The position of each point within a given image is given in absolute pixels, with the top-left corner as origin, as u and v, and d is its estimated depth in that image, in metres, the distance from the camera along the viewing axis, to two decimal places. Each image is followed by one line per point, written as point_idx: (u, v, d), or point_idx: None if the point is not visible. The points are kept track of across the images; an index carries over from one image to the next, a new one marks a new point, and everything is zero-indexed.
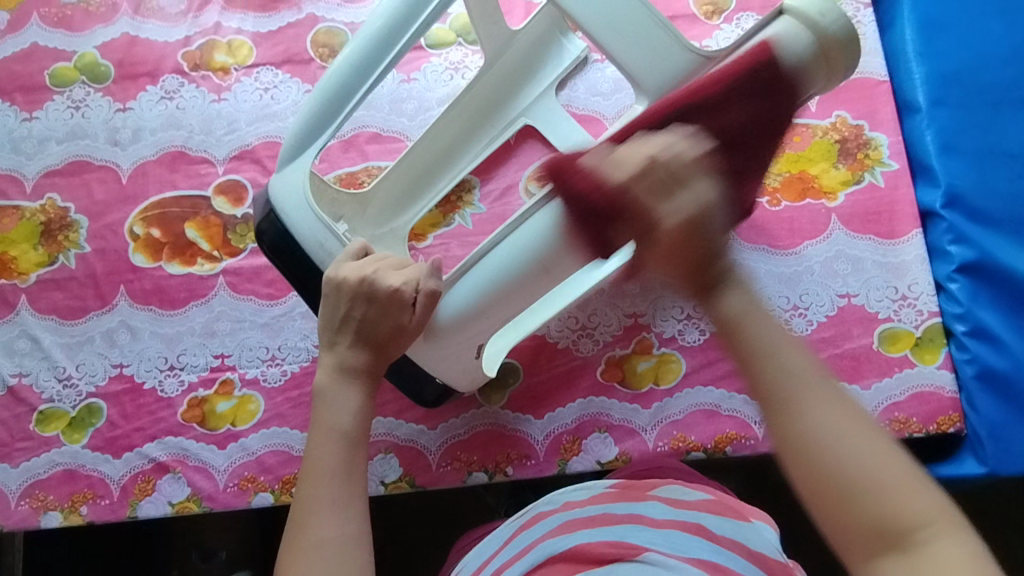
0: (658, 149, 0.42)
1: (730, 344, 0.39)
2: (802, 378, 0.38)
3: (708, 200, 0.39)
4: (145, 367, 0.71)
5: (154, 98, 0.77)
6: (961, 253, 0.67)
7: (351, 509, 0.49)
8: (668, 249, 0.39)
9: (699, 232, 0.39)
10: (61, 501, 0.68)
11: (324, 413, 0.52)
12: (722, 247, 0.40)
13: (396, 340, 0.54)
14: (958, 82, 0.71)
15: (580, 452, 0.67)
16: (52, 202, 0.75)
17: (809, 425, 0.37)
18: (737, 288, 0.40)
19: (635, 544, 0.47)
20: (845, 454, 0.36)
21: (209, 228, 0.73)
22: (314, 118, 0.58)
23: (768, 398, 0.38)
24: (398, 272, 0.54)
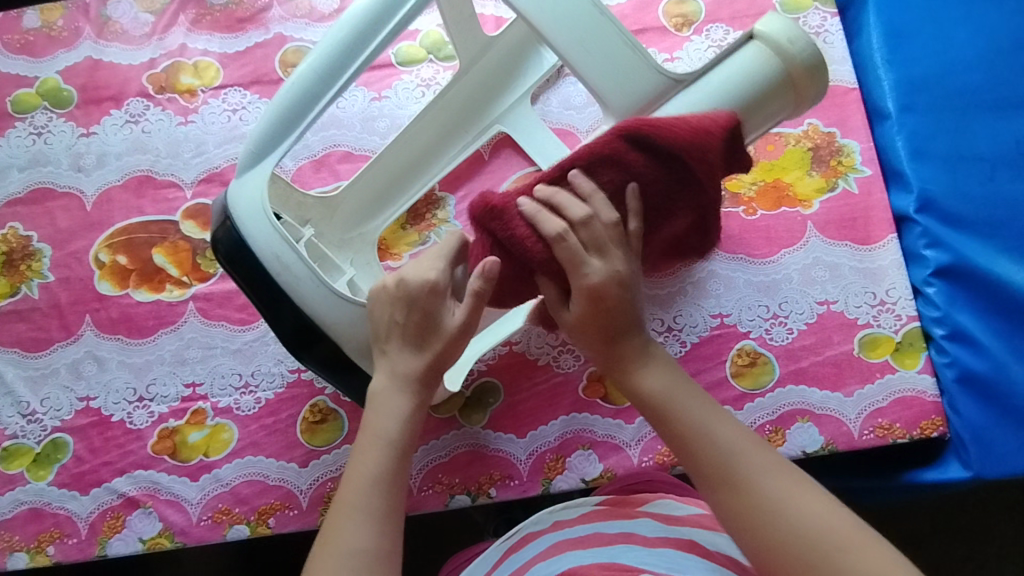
0: (625, 257, 0.50)
1: (657, 416, 0.49)
2: (734, 449, 0.46)
3: (600, 279, 0.49)
4: (112, 400, 0.68)
5: (119, 122, 0.75)
6: (937, 257, 0.67)
7: (386, 521, 0.48)
8: (586, 313, 0.50)
9: (602, 312, 0.50)
10: (27, 541, 0.65)
11: (373, 418, 0.51)
12: (630, 330, 0.51)
13: (449, 343, 0.52)
14: (925, 88, 0.71)
15: (564, 470, 0.66)
16: (14, 231, 0.73)
17: (750, 491, 0.44)
18: (656, 369, 0.50)
19: (628, 565, 0.48)
20: (792, 512, 0.43)
21: (177, 253, 0.72)
22: (275, 122, 0.56)
23: (710, 477, 0.45)
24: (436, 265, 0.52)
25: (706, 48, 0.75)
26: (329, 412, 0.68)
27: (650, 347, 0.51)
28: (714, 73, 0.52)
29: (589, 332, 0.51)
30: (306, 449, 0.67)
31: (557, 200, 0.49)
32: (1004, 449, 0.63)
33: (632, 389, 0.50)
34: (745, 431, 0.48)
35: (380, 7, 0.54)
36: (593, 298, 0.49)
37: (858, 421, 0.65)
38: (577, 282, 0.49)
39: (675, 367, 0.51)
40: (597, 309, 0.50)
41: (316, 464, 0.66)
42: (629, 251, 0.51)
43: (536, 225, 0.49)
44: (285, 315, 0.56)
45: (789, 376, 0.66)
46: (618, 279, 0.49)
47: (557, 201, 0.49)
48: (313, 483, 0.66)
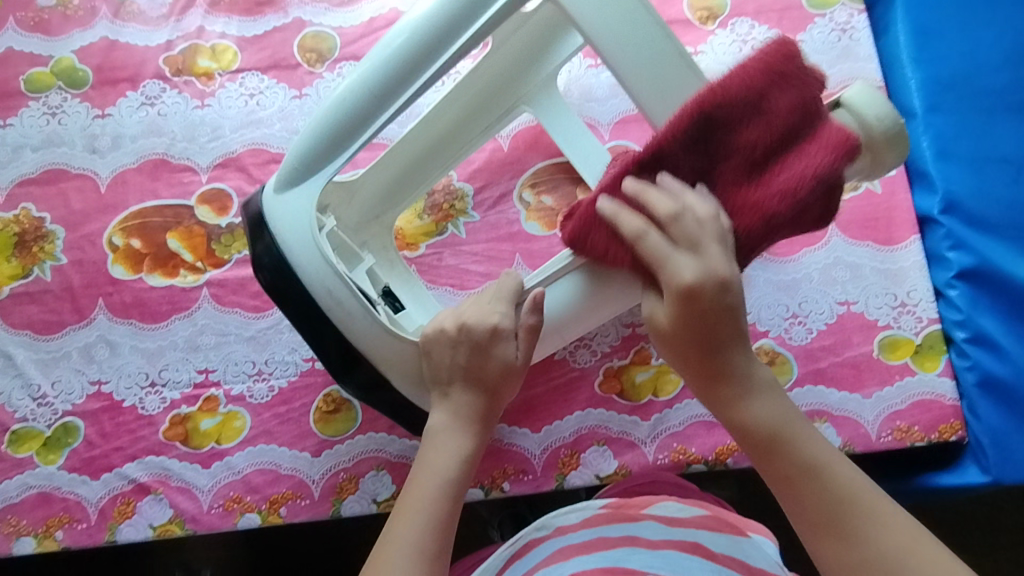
0: (722, 255, 0.47)
1: (764, 451, 0.48)
2: (848, 496, 0.45)
3: (689, 277, 0.46)
4: (124, 384, 0.68)
5: (134, 104, 0.75)
6: (960, 260, 0.67)
7: (436, 560, 0.48)
8: (681, 316, 0.48)
9: (710, 317, 0.47)
10: (36, 526, 0.65)
11: (432, 454, 0.53)
12: (735, 314, 0.48)
13: (506, 379, 0.54)
14: (953, 88, 0.70)
15: (578, 466, 0.66)
16: (27, 212, 0.72)
17: (864, 544, 0.44)
18: (762, 397, 0.48)
19: (633, 568, 0.49)
20: (908, 569, 0.43)
21: (192, 238, 0.71)
22: (326, 140, 0.55)
23: (815, 520, 0.46)
24: (489, 309, 0.54)
25: (731, 43, 0.74)
26: (342, 401, 0.67)
27: (759, 379, 0.49)
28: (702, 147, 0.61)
29: (689, 350, 0.49)
30: (319, 438, 0.66)
31: (650, 191, 0.48)
32: (1022, 453, 0.62)
33: (738, 416, 0.48)
34: (858, 473, 0.47)
35: (442, 27, 0.52)
36: (687, 299, 0.47)
37: (876, 423, 0.64)
38: (667, 280, 0.48)
39: (781, 392, 0.49)
40: (691, 325, 0.48)
41: (329, 454, 0.66)
42: (722, 241, 0.47)
43: (615, 224, 0.49)
44: (326, 339, 0.56)
45: (808, 376, 0.66)
46: (708, 278, 0.47)
47: (655, 189, 0.48)
48: (325, 472, 0.65)
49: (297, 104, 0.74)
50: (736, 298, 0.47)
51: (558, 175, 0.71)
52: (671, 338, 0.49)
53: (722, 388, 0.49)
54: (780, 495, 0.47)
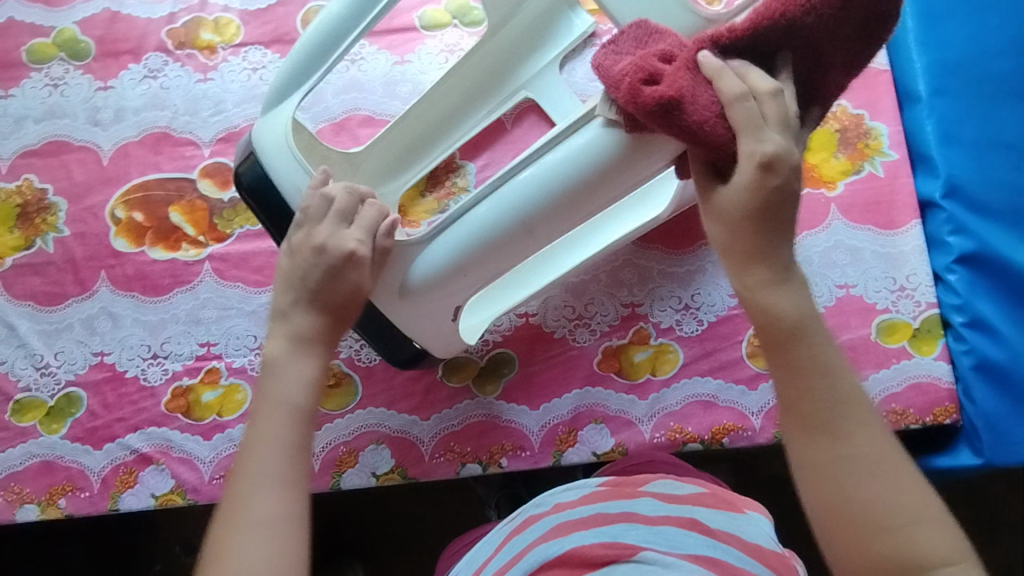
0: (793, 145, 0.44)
1: (778, 341, 0.44)
2: (849, 403, 0.43)
3: (772, 147, 0.42)
4: (127, 356, 0.68)
5: (136, 76, 0.74)
6: (960, 244, 0.67)
7: (294, 487, 0.47)
8: (750, 183, 0.43)
9: (778, 196, 0.43)
10: (39, 494, 0.65)
11: (272, 387, 0.51)
12: (791, 193, 0.43)
13: (350, 305, 0.54)
14: (958, 72, 0.70)
15: (575, 443, 0.66)
16: (29, 183, 0.72)
17: (853, 450, 0.42)
18: (791, 290, 0.44)
19: (631, 543, 0.48)
20: (887, 487, 0.42)
21: (194, 212, 0.71)
22: (305, 61, 0.56)
23: (812, 418, 0.43)
24: (356, 235, 0.53)
25: None
26: (343, 376, 0.68)
27: (791, 268, 0.45)
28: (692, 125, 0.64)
29: (742, 226, 0.44)
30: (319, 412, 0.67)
31: (722, 72, 0.44)
32: (1015, 436, 0.63)
33: (757, 300, 0.44)
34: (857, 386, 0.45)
35: None
36: (761, 169, 0.42)
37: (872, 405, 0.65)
38: (744, 145, 0.43)
39: (806, 290, 0.45)
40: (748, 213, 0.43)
41: (329, 428, 0.66)
42: (793, 138, 0.44)
43: (721, 78, 0.44)
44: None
45: None
46: (788, 155, 0.43)
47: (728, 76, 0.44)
48: (325, 446, 0.66)
49: None
50: (795, 180, 0.43)
51: None
52: (727, 207, 0.45)
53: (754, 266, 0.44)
54: (780, 387, 0.44)
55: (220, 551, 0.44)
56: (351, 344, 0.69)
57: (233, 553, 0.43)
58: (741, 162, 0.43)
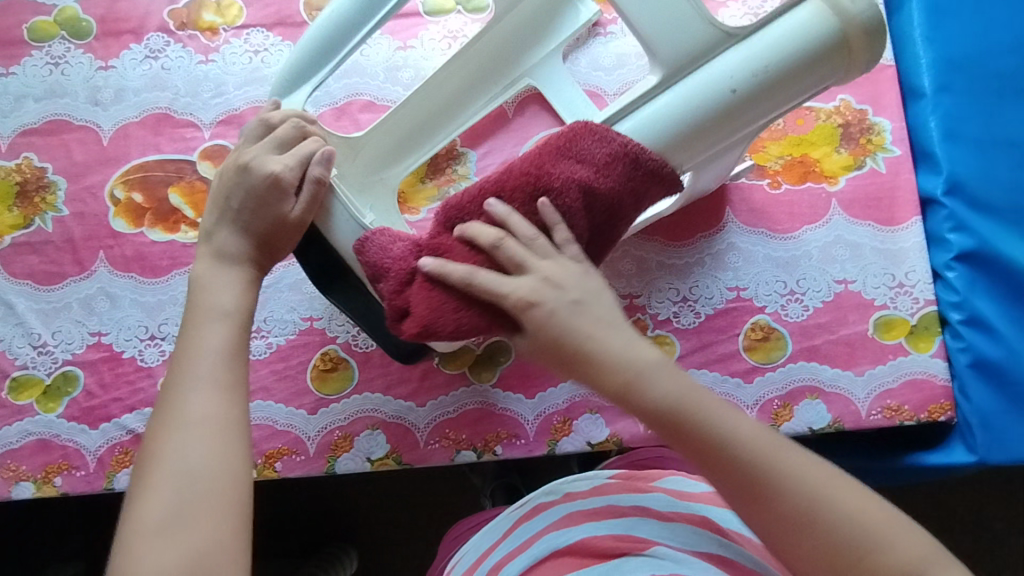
0: (584, 272, 0.49)
1: (676, 433, 0.45)
2: (761, 457, 0.44)
3: (561, 270, 0.48)
4: (124, 336, 0.68)
5: (138, 57, 0.74)
6: (961, 241, 0.67)
7: (230, 388, 0.45)
8: (548, 330, 0.46)
9: (574, 330, 0.46)
10: (35, 472, 0.66)
11: (204, 295, 0.48)
12: (584, 319, 0.46)
13: (281, 233, 0.51)
14: (964, 68, 0.70)
15: (571, 432, 0.66)
16: (28, 162, 0.72)
17: (787, 500, 0.43)
18: (665, 377, 0.46)
19: (643, 537, 0.49)
20: (838, 513, 0.42)
21: (193, 194, 0.71)
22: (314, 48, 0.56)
23: (737, 488, 0.44)
24: (282, 163, 0.52)
25: (743, 15, 0.74)
26: (339, 360, 0.68)
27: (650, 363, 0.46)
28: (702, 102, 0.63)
29: (561, 361, 0.47)
30: (316, 396, 0.67)
31: (509, 217, 0.49)
32: (1010, 435, 0.63)
33: (632, 396, 0.45)
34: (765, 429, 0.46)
35: None
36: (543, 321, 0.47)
37: (867, 401, 0.65)
38: (525, 281, 0.48)
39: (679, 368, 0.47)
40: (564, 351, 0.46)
41: (325, 412, 0.67)
42: (585, 268, 0.49)
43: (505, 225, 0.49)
44: (314, 251, 0.56)
45: (802, 352, 0.66)
46: (564, 282, 0.48)
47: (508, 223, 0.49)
48: (321, 430, 0.66)
49: None
50: (600, 297, 0.48)
51: None
52: (535, 353, 0.49)
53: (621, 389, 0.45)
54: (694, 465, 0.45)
55: (159, 452, 0.42)
56: (348, 330, 0.69)
57: (175, 452, 0.41)
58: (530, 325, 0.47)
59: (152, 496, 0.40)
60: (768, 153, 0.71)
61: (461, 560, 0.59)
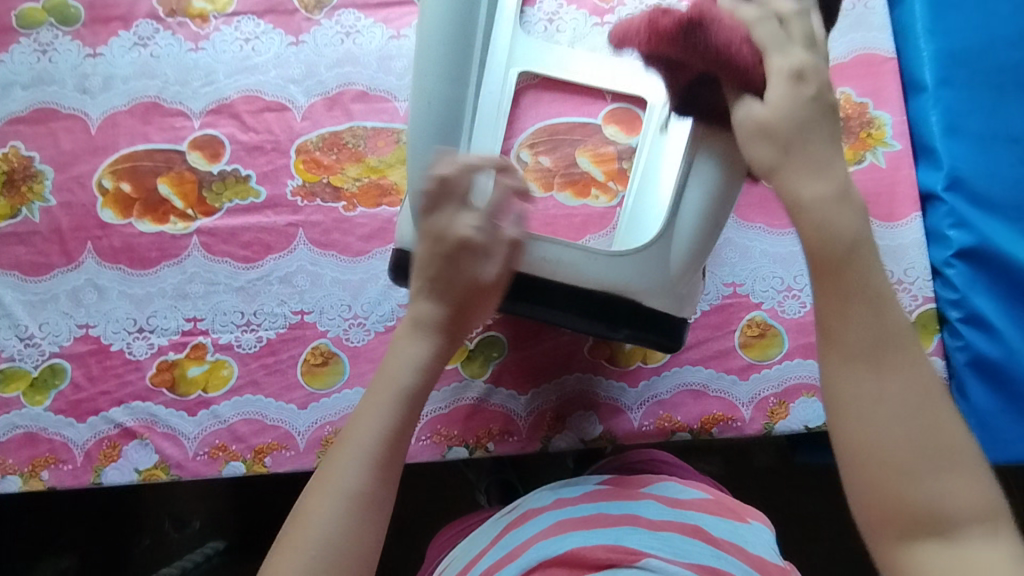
0: (815, 88, 0.44)
1: (824, 259, 0.41)
2: (896, 336, 0.40)
3: (801, 59, 0.44)
4: (112, 329, 0.67)
5: (126, 44, 0.73)
6: (961, 238, 0.65)
7: (385, 470, 0.49)
8: (781, 109, 0.43)
9: (799, 126, 0.43)
10: (21, 465, 0.65)
11: (392, 363, 0.53)
12: (813, 110, 0.43)
13: (476, 296, 0.53)
14: (965, 62, 0.69)
15: (564, 429, 0.66)
16: (15, 150, 0.71)
17: (891, 384, 0.40)
18: (844, 202, 0.42)
19: (633, 548, 0.49)
20: (921, 426, 0.39)
21: (183, 185, 0.70)
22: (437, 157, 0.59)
23: (857, 346, 0.40)
24: (478, 234, 0.51)
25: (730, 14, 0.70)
26: (330, 355, 0.67)
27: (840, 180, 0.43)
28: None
29: (768, 137, 0.43)
30: (306, 390, 0.66)
31: (774, 74, 0.44)
32: (1008, 435, 0.62)
33: (798, 209, 0.42)
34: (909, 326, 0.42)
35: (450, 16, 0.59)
36: (794, 82, 0.43)
37: None
38: (776, 61, 0.44)
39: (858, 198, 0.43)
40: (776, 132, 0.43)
41: (315, 407, 0.66)
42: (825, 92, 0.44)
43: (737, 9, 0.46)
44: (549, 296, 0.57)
45: (798, 349, 0.65)
46: (816, 70, 0.44)
47: (776, 83, 0.44)
48: (311, 425, 0.66)
49: (293, 51, 0.73)
50: (822, 105, 0.44)
51: (557, 134, 0.67)
52: (745, 136, 0.45)
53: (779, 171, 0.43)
54: (824, 306, 0.41)
55: (306, 516, 0.47)
56: (340, 324, 0.68)
57: (322, 516, 0.47)
58: (772, 82, 0.44)
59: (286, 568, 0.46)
60: None
61: (450, 562, 0.58)
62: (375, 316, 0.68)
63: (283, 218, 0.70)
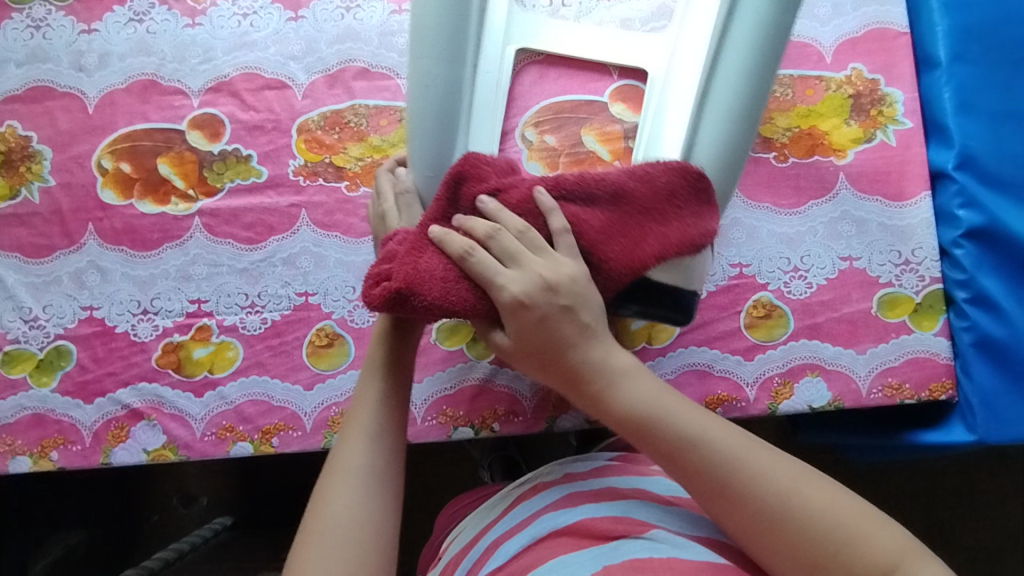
0: (557, 281, 0.49)
1: (636, 429, 0.49)
2: (722, 447, 0.47)
3: (528, 279, 0.49)
4: (117, 311, 0.67)
5: (122, 20, 0.71)
6: (970, 218, 0.65)
7: (385, 441, 0.53)
8: (521, 325, 0.49)
9: (544, 320, 0.48)
10: (31, 446, 0.65)
11: (372, 354, 0.57)
12: (574, 344, 0.49)
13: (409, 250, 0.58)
14: (980, 37, 0.67)
15: (568, 410, 0.66)
16: (12, 130, 0.70)
17: (749, 496, 0.45)
18: (629, 378, 0.49)
19: (642, 520, 0.49)
20: (800, 504, 0.45)
21: (183, 165, 0.69)
22: (438, 137, 0.58)
23: (704, 486, 0.47)
24: (400, 212, 0.58)
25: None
26: (335, 336, 0.67)
27: (599, 322, 0.50)
28: (735, 39, 0.58)
29: (542, 361, 0.50)
30: (312, 372, 0.66)
31: (495, 232, 0.50)
32: (1009, 414, 0.63)
33: (604, 403, 0.49)
34: (725, 424, 0.49)
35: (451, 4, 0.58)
36: (522, 309, 0.49)
37: (868, 379, 0.64)
38: (501, 294, 0.49)
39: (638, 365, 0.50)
40: (527, 316, 0.48)
41: (322, 388, 0.66)
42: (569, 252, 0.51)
43: (444, 244, 0.51)
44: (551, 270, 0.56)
45: (804, 330, 0.65)
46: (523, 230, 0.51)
47: (481, 231, 0.51)
48: (317, 406, 0.66)
49: (293, 27, 0.71)
50: (570, 320, 0.49)
51: (564, 113, 0.67)
52: (527, 353, 0.50)
53: (584, 385, 0.49)
54: (675, 473, 0.48)
55: (324, 496, 0.50)
56: (344, 305, 0.68)
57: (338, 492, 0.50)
58: (508, 316, 0.49)
59: (313, 547, 0.48)
60: (776, 125, 0.68)
61: (458, 537, 0.59)
62: None
63: (286, 199, 0.69)
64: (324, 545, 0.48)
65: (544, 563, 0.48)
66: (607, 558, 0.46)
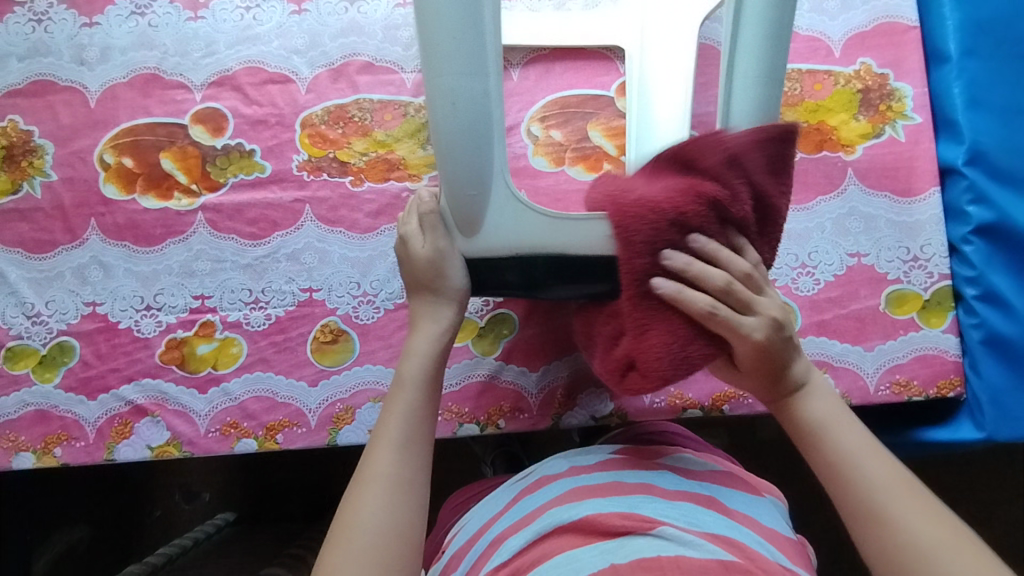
0: (778, 313, 0.53)
1: (811, 443, 0.53)
2: (885, 488, 0.50)
3: (772, 312, 0.52)
4: (120, 307, 0.67)
5: (123, 13, 0.70)
6: (980, 215, 0.64)
7: (410, 450, 0.52)
8: (756, 351, 0.52)
9: (775, 348, 0.53)
10: (34, 442, 0.65)
11: (404, 365, 0.55)
12: (790, 363, 0.54)
13: (432, 271, 0.56)
14: (991, 30, 0.66)
15: (573, 406, 0.66)
16: (13, 124, 0.69)
17: (903, 536, 0.48)
18: (817, 396, 0.54)
19: (648, 516, 0.49)
20: (954, 563, 0.46)
21: (186, 160, 0.69)
22: (473, 156, 0.53)
23: (861, 514, 0.49)
24: (423, 235, 0.56)
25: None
26: (340, 332, 0.67)
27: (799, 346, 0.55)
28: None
29: (759, 379, 0.54)
30: (316, 368, 0.66)
31: (690, 266, 0.50)
32: (1018, 411, 0.62)
33: (793, 412, 0.54)
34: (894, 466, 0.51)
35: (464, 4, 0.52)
36: (763, 342, 0.52)
37: (875, 376, 0.64)
38: (749, 328, 0.51)
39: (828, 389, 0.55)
40: (766, 349, 0.52)
41: (326, 384, 0.66)
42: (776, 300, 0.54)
43: (681, 301, 0.50)
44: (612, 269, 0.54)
45: (812, 327, 0.64)
46: (750, 278, 0.52)
47: (709, 276, 0.51)
48: (322, 402, 0.66)
49: (296, 20, 0.71)
50: (790, 350, 0.54)
51: (570, 109, 0.66)
52: (748, 371, 0.54)
53: (783, 397, 0.54)
54: (836, 495, 0.51)
55: (350, 503, 0.50)
56: (348, 301, 0.67)
57: (361, 500, 0.49)
58: (738, 338, 0.51)
59: (337, 553, 0.48)
60: (784, 120, 0.68)
61: (463, 532, 0.59)
62: (384, 294, 0.67)
63: (289, 194, 0.68)
64: (347, 549, 0.47)
65: (550, 559, 0.47)
66: (614, 556, 0.45)
